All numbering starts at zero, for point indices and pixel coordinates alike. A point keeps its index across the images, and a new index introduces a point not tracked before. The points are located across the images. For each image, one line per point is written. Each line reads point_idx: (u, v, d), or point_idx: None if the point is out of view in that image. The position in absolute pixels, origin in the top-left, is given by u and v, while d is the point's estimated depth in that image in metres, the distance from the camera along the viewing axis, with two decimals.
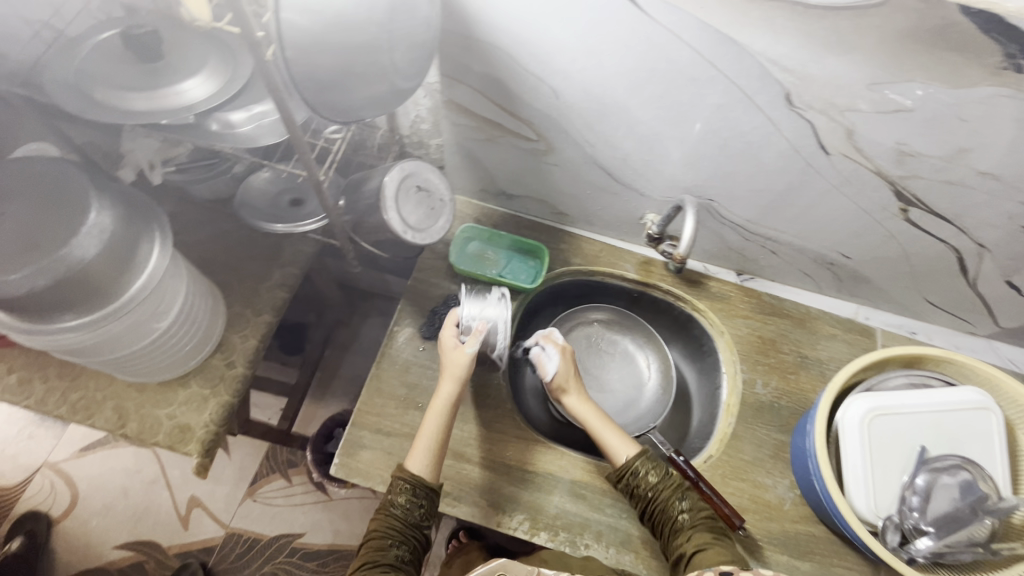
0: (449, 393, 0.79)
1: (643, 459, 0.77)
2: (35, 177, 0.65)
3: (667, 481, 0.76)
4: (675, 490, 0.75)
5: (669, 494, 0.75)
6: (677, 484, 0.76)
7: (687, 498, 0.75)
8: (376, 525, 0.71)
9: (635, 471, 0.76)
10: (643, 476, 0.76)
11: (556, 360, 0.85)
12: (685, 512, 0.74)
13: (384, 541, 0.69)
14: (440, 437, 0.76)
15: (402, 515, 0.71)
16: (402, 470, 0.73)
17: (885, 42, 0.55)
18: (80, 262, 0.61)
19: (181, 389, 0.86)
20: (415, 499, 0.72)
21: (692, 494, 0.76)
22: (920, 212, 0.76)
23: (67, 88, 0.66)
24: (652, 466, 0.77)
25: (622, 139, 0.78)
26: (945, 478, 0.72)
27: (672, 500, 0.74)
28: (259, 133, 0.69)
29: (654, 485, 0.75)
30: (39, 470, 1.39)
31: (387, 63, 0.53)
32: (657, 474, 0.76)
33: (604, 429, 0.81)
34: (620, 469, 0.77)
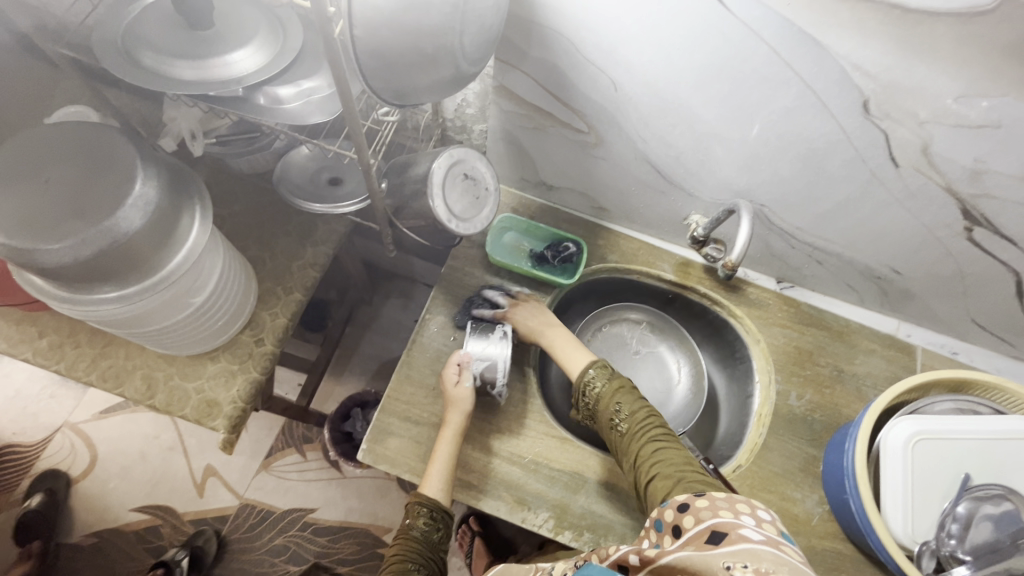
0: (458, 418, 0.78)
1: (590, 373, 0.81)
2: (79, 144, 0.63)
3: (609, 389, 0.78)
4: (615, 397, 0.77)
5: (611, 403, 0.77)
6: (618, 392, 0.78)
7: (626, 405, 0.76)
8: (397, 549, 0.74)
9: (585, 390, 0.80)
10: (592, 391, 0.80)
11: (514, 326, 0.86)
12: (627, 420, 0.75)
13: (406, 564, 0.72)
14: (452, 460, 0.77)
15: (422, 538, 0.75)
16: (418, 495, 0.74)
17: (983, 54, 0.52)
18: (125, 234, 0.60)
19: (210, 363, 0.85)
20: (433, 522, 0.75)
21: (634, 398, 0.77)
22: (985, 232, 0.73)
23: (114, 51, 0.63)
24: (595, 378, 0.80)
25: (677, 137, 0.75)
26: (987, 507, 0.70)
27: (612, 411, 0.76)
28: (307, 111, 0.66)
29: (599, 398, 0.79)
30: (60, 429, 1.41)
31: (456, 47, 0.51)
32: (600, 386, 0.79)
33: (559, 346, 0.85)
34: (576, 382, 0.82)
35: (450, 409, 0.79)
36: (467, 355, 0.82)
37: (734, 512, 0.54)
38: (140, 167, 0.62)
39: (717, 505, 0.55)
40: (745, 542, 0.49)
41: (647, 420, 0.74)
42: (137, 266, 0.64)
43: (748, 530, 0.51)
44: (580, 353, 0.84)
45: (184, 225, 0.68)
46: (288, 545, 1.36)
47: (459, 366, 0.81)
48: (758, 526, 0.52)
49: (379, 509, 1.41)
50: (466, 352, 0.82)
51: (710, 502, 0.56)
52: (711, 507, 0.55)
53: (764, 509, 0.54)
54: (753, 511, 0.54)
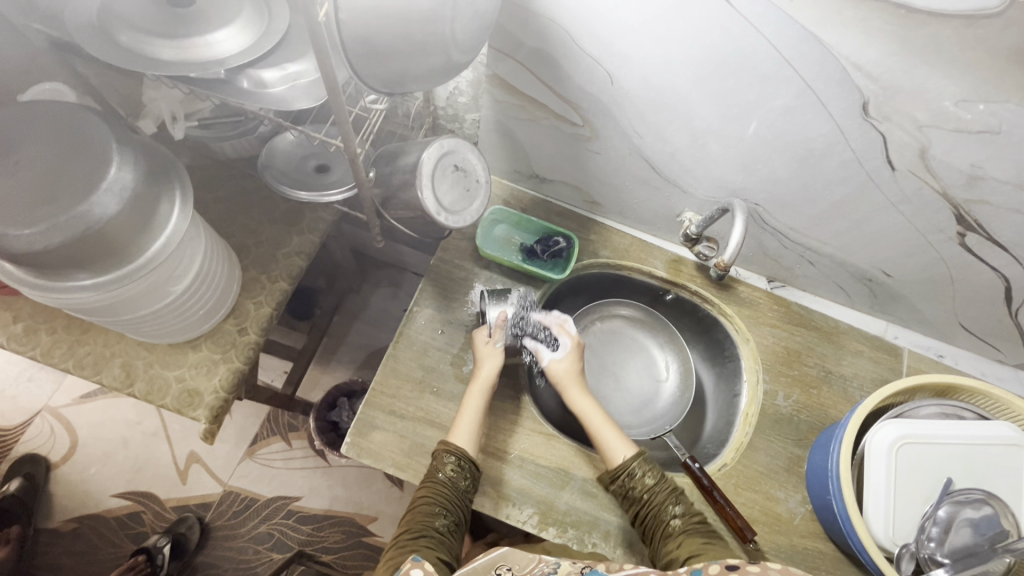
0: (492, 367, 0.80)
1: (640, 460, 0.76)
2: (51, 123, 0.60)
3: (664, 484, 0.75)
4: (670, 494, 0.74)
5: (665, 496, 0.74)
6: (672, 489, 0.75)
7: (681, 504, 0.73)
8: (424, 492, 0.70)
9: (631, 472, 0.75)
10: (641, 478, 0.75)
11: (564, 353, 0.87)
12: (678, 517, 0.72)
13: (433, 507, 0.68)
14: (481, 412, 0.78)
15: (449, 482, 0.71)
16: (447, 444, 0.74)
17: (987, 57, 0.51)
18: (99, 221, 0.58)
19: (192, 352, 0.83)
20: (462, 469, 0.72)
21: (687, 502, 0.74)
22: (978, 237, 0.73)
23: (88, 27, 0.60)
24: (648, 467, 0.76)
25: (674, 132, 0.73)
26: (967, 511, 0.70)
27: (665, 504, 0.73)
28: (293, 96, 0.63)
29: (650, 488, 0.74)
30: (40, 413, 1.39)
31: (447, 35, 0.48)
32: (653, 476, 0.75)
33: (604, 428, 0.79)
34: (615, 469, 0.76)
35: (483, 358, 0.81)
36: (502, 317, 0.82)
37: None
38: (116, 151, 0.60)
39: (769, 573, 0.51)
40: None
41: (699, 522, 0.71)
42: (112, 254, 0.61)
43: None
44: (619, 440, 0.78)
45: (164, 211, 0.66)
46: (272, 533, 1.35)
47: (491, 327, 0.82)
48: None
49: (364, 498, 1.41)
50: (497, 313, 0.82)
51: (762, 569, 0.51)
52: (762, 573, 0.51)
53: None
54: None
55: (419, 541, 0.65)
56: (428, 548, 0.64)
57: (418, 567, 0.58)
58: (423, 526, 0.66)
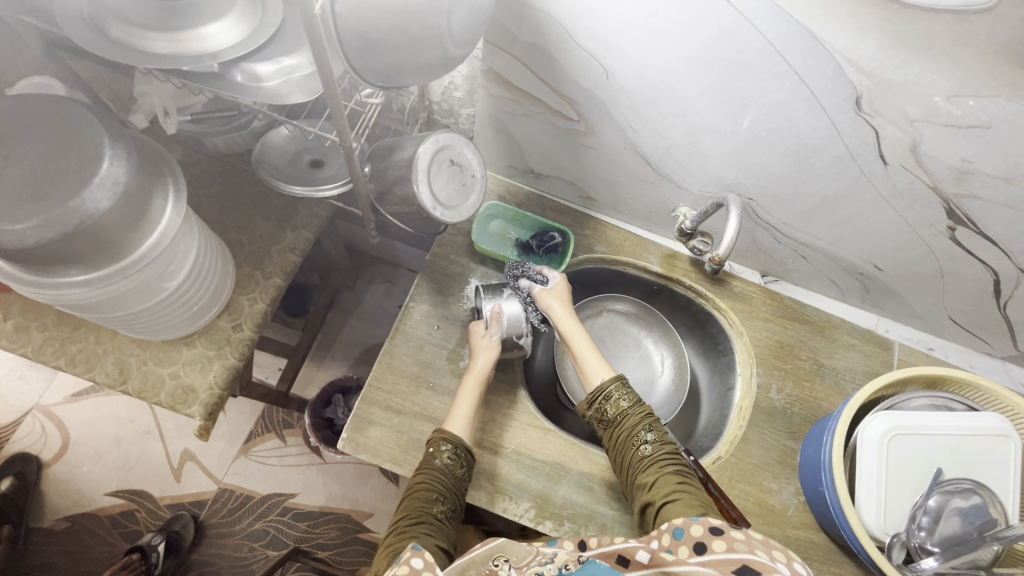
0: (486, 360, 0.80)
1: (618, 384, 0.77)
2: (42, 117, 0.60)
3: (638, 408, 0.76)
4: (643, 420, 0.74)
5: (637, 420, 0.74)
6: (646, 415, 0.75)
7: (654, 430, 0.74)
8: (421, 479, 0.70)
9: (607, 396, 0.77)
10: (616, 402, 0.76)
11: (554, 284, 0.86)
12: (651, 443, 0.73)
13: (431, 493, 0.68)
14: (475, 404, 0.78)
15: (445, 470, 0.71)
16: (442, 431, 0.74)
17: (978, 53, 0.52)
18: (92, 216, 0.57)
19: (186, 348, 0.83)
20: (458, 457, 0.73)
21: (661, 428, 0.75)
22: (968, 232, 0.74)
23: (79, 21, 0.60)
24: (624, 391, 0.77)
25: (669, 127, 0.74)
26: (957, 501, 0.72)
27: (637, 429, 0.74)
28: (287, 90, 0.62)
29: (624, 411, 0.75)
30: (30, 412, 1.37)
31: (444, 29, 0.48)
32: (628, 401, 0.76)
33: (585, 351, 0.82)
34: (594, 392, 0.78)
35: (478, 351, 0.81)
36: (499, 308, 0.82)
37: (770, 557, 0.48)
38: (108, 145, 0.60)
39: (753, 542, 0.50)
40: None
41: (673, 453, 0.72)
42: (106, 250, 0.61)
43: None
44: (600, 364, 0.80)
45: (157, 206, 0.65)
46: (267, 530, 1.35)
47: (486, 321, 0.82)
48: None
49: (360, 495, 1.41)
50: (493, 307, 0.82)
51: (746, 535, 0.51)
52: (747, 541, 0.50)
53: (801, 563, 0.48)
54: (790, 564, 0.48)
55: (419, 527, 0.64)
56: (427, 535, 0.63)
57: (418, 556, 0.53)
58: (422, 512, 0.66)
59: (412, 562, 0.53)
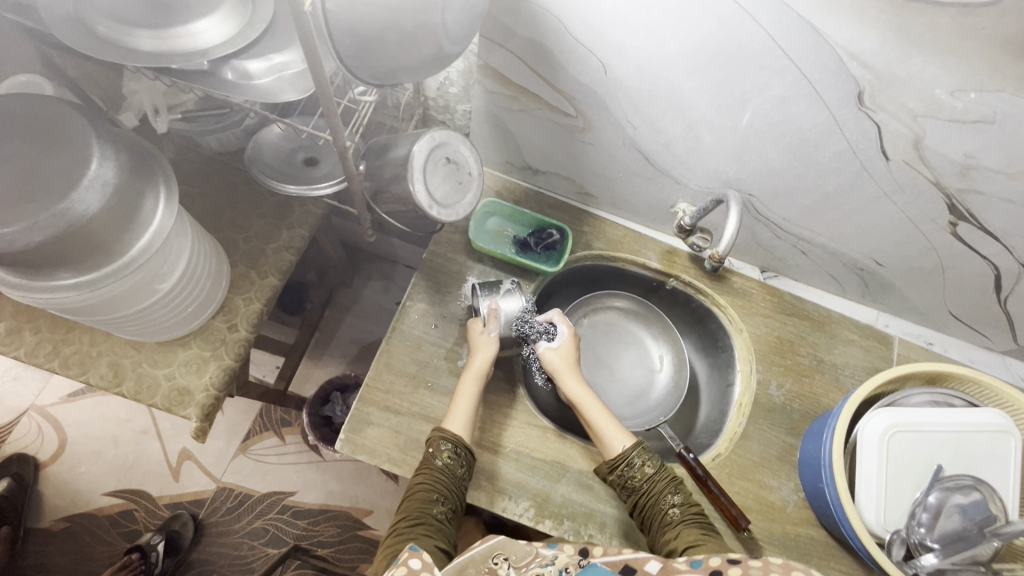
0: (484, 358, 0.80)
1: (639, 450, 0.76)
2: (29, 117, 0.58)
3: (663, 473, 0.75)
4: (669, 484, 0.74)
5: (663, 486, 0.73)
6: (671, 478, 0.75)
7: (679, 493, 0.73)
8: (421, 479, 0.69)
9: (631, 462, 0.74)
10: (640, 467, 0.74)
11: (560, 341, 0.86)
12: (677, 506, 0.72)
13: (431, 493, 0.68)
14: (474, 401, 0.78)
15: (445, 469, 0.71)
16: (442, 430, 0.73)
17: (984, 47, 0.51)
18: (82, 218, 0.56)
19: (181, 349, 0.82)
20: (457, 456, 0.72)
21: (685, 489, 0.74)
22: (969, 227, 0.73)
23: (64, 18, 0.58)
24: (648, 456, 0.76)
25: (668, 123, 0.73)
26: (957, 497, 0.71)
27: (664, 493, 0.73)
28: (279, 87, 0.61)
29: (649, 477, 0.74)
30: (26, 412, 1.37)
31: (438, 24, 0.47)
32: (653, 465, 0.75)
33: (601, 419, 0.79)
34: (614, 460, 0.75)
35: (476, 350, 0.80)
36: (496, 305, 0.82)
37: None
38: (96, 145, 0.58)
39: (770, 567, 0.49)
40: None
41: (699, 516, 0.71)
42: (96, 252, 0.60)
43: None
44: (618, 430, 0.78)
45: (149, 206, 0.64)
46: (267, 528, 1.35)
47: (484, 317, 0.82)
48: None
49: (359, 492, 1.41)
50: (490, 302, 0.82)
51: (763, 563, 0.50)
52: (763, 567, 0.49)
53: None
54: None
55: (417, 530, 0.64)
56: (427, 537, 0.63)
57: (417, 556, 0.53)
58: (422, 513, 0.65)
59: (411, 562, 0.53)
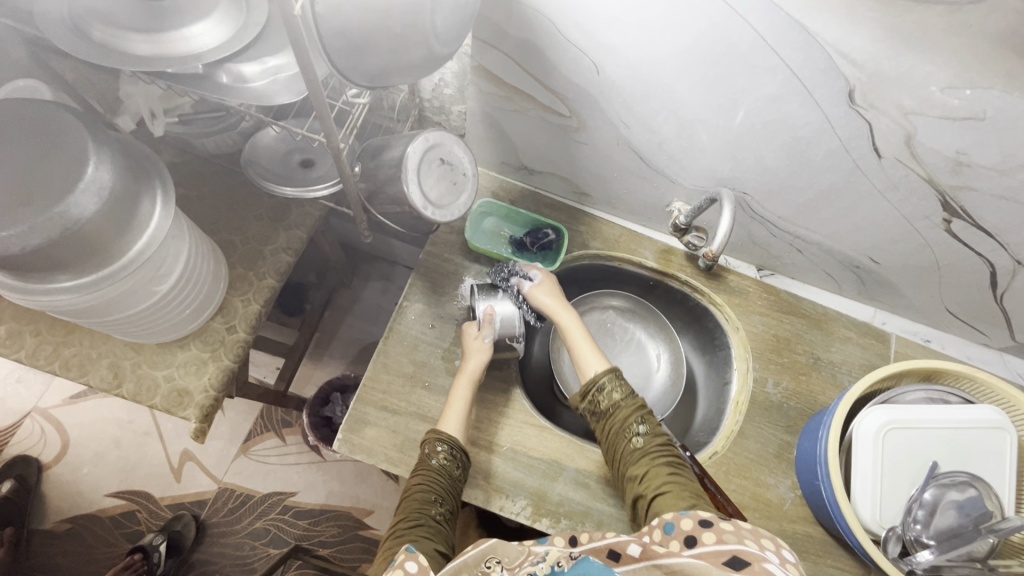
0: (478, 361, 0.80)
1: (611, 375, 0.77)
2: (26, 122, 0.59)
3: (630, 400, 0.75)
4: (636, 411, 0.74)
5: (629, 412, 0.74)
6: (638, 406, 0.75)
7: (646, 421, 0.74)
8: (418, 480, 0.70)
9: (600, 388, 0.77)
10: (609, 393, 0.76)
11: (538, 284, 0.87)
12: (643, 435, 0.72)
13: (430, 495, 0.68)
14: (468, 405, 0.78)
15: (443, 471, 0.71)
16: (437, 432, 0.74)
17: (973, 44, 0.51)
18: (78, 221, 0.57)
19: (180, 351, 0.82)
20: (453, 458, 0.73)
21: (654, 420, 0.74)
22: (964, 224, 0.73)
23: (59, 24, 0.59)
24: (617, 382, 0.77)
25: (662, 123, 0.73)
26: (952, 494, 0.72)
27: (630, 422, 0.73)
28: (274, 90, 0.62)
29: (616, 403, 0.75)
30: (29, 415, 1.38)
31: (428, 27, 0.47)
32: (621, 392, 0.76)
33: (579, 347, 0.82)
34: (586, 385, 0.78)
35: (470, 352, 0.81)
36: (491, 309, 0.82)
37: (759, 546, 0.49)
38: (93, 149, 0.59)
39: (742, 533, 0.51)
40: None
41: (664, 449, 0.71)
42: (93, 255, 0.60)
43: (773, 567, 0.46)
44: (595, 358, 0.80)
45: (145, 209, 0.65)
46: (268, 529, 1.36)
47: (479, 322, 0.82)
48: (782, 566, 0.47)
49: (360, 492, 1.41)
50: (485, 307, 0.82)
51: (735, 526, 0.52)
52: (735, 532, 0.51)
53: (789, 550, 0.49)
54: (778, 550, 0.49)
55: (416, 530, 0.64)
56: (426, 538, 0.63)
57: (412, 559, 0.53)
58: (421, 514, 0.66)
59: (406, 566, 0.53)
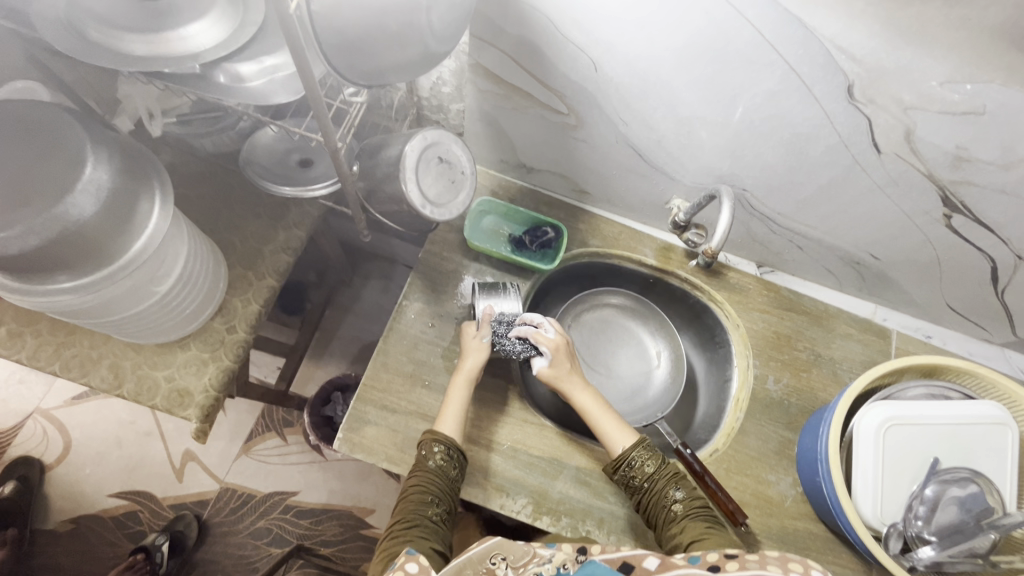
0: (475, 359, 0.80)
1: (641, 448, 0.75)
2: (24, 122, 0.59)
3: (665, 468, 0.74)
4: (671, 479, 0.73)
5: (665, 482, 0.72)
6: (673, 474, 0.73)
7: (682, 488, 0.72)
8: (415, 481, 0.70)
9: (631, 462, 0.74)
10: (641, 466, 0.74)
11: (549, 358, 0.82)
12: (679, 502, 0.71)
13: (426, 495, 0.68)
14: (465, 404, 0.78)
15: (439, 471, 0.71)
16: (434, 432, 0.74)
17: (972, 37, 0.51)
18: (76, 222, 0.57)
19: (180, 351, 0.83)
20: (450, 458, 0.72)
21: (688, 484, 0.73)
22: (964, 219, 0.73)
23: (56, 24, 0.59)
24: (649, 454, 0.75)
25: (660, 120, 0.73)
26: (954, 490, 0.72)
27: (666, 489, 0.72)
28: (271, 89, 0.62)
29: (651, 475, 0.73)
30: (31, 415, 1.38)
31: (423, 25, 0.47)
32: (654, 463, 0.74)
33: (603, 420, 0.79)
34: (616, 460, 0.75)
35: (468, 351, 0.81)
36: (490, 310, 0.83)
37: (783, 569, 0.48)
38: (90, 151, 0.59)
39: (766, 560, 0.49)
40: None
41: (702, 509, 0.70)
42: (91, 256, 0.60)
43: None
44: (622, 431, 0.77)
45: (144, 209, 0.65)
46: (270, 528, 1.36)
47: (478, 321, 0.82)
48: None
49: (361, 491, 1.41)
50: (484, 306, 0.83)
51: (759, 556, 0.50)
52: (759, 560, 0.49)
53: (818, 570, 0.48)
54: (806, 573, 0.48)
55: (412, 531, 0.64)
56: (422, 538, 0.64)
57: (413, 560, 0.54)
58: (417, 516, 0.66)
59: (407, 566, 0.54)
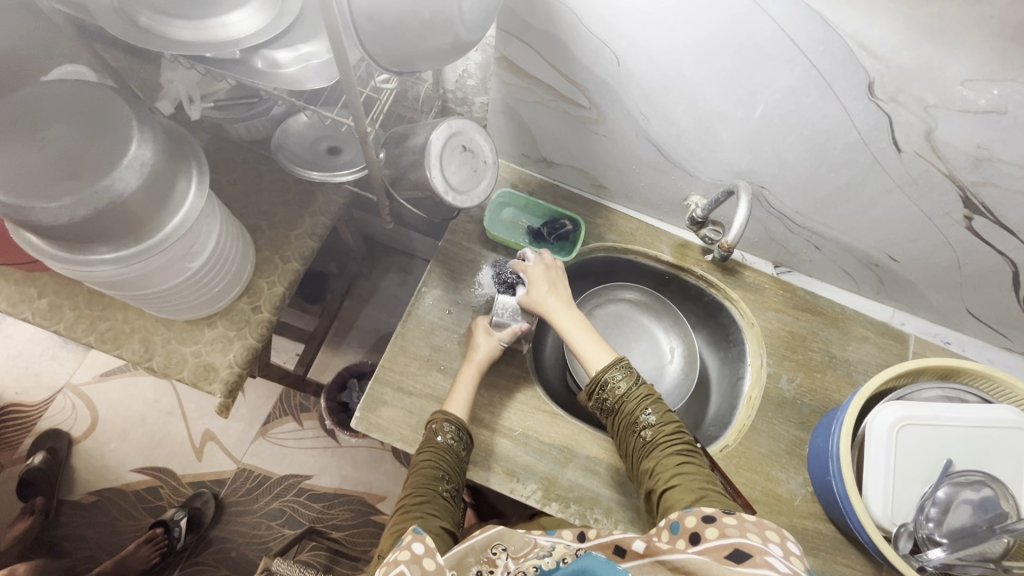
0: (487, 350, 0.82)
1: (615, 369, 0.77)
2: (74, 102, 0.62)
3: (636, 390, 0.76)
4: (643, 400, 0.75)
5: (636, 403, 0.75)
6: (645, 396, 0.75)
7: (654, 411, 0.74)
8: (426, 456, 0.72)
9: (604, 384, 0.77)
10: (614, 388, 0.77)
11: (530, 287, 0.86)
12: (651, 427, 0.73)
13: (438, 471, 0.70)
14: (473, 390, 0.80)
15: (448, 448, 0.73)
16: (444, 412, 0.76)
17: (993, 38, 0.51)
18: (121, 195, 0.60)
19: (207, 328, 0.86)
20: (459, 437, 0.75)
21: (662, 407, 0.75)
22: (985, 221, 0.73)
23: (109, 9, 0.63)
24: (623, 374, 0.77)
25: (681, 114, 0.74)
26: (967, 493, 0.71)
27: (636, 413, 0.74)
28: (305, 76, 0.65)
29: (622, 397, 0.76)
30: (62, 390, 1.43)
31: (455, 13, 0.49)
32: (627, 382, 0.76)
33: (583, 339, 0.81)
34: (593, 380, 0.79)
35: (479, 342, 0.83)
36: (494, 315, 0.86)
37: (762, 538, 0.50)
38: (136, 128, 0.62)
39: (745, 526, 0.52)
40: (769, 568, 0.45)
41: (675, 436, 0.72)
42: (131, 228, 0.64)
43: (773, 559, 0.47)
44: (601, 349, 0.80)
45: (182, 189, 0.68)
46: (284, 510, 1.39)
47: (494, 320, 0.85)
48: (784, 558, 0.48)
49: (373, 478, 1.44)
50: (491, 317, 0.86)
51: (739, 521, 0.53)
52: (739, 526, 0.52)
53: (794, 542, 0.50)
54: (782, 541, 0.50)
55: (424, 507, 0.66)
56: (433, 514, 0.65)
57: (420, 540, 0.51)
58: (428, 490, 0.68)
59: (414, 547, 0.51)
